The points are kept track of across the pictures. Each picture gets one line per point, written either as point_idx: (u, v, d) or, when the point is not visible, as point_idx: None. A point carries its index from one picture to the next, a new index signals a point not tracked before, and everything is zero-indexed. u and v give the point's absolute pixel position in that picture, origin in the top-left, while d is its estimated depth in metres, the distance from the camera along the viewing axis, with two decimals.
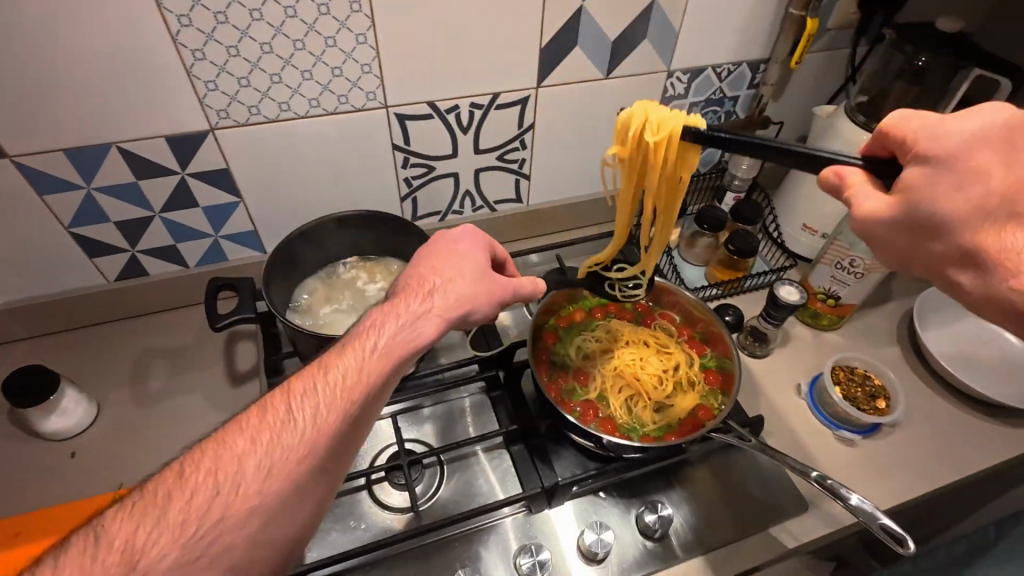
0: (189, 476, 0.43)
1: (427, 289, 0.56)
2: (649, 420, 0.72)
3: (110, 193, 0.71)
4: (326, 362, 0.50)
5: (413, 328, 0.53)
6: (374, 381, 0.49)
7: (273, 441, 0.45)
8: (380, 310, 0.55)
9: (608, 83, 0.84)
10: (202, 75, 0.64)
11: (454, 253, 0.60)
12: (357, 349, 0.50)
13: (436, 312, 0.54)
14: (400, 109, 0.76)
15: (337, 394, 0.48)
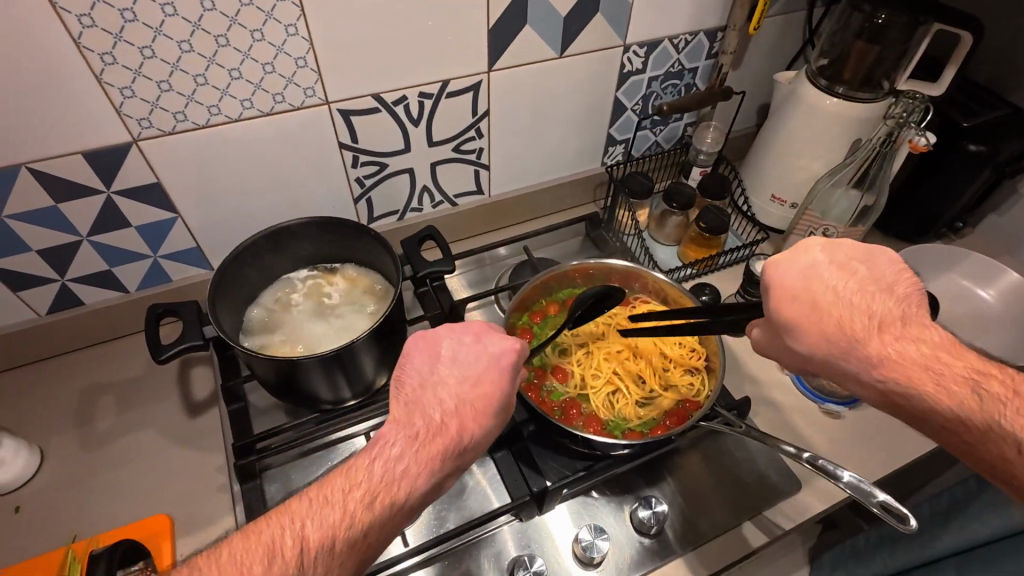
0: None
1: (451, 428, 0.49)
2: (634, 416, 0.69)
3: (29, 219, 0.64)
4: (350, 507, 0.44)
5: (436, 483, 0.48)
6: (383, 532, 0.45)
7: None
8: (387, 431, 0.49)
9: (562, 62, 0.80)
10: (115, 81, 0.58)
11: (466, 371, 0.52)
12: (386, 498, 0.45)
13: (457, 465, 0.49)
14: (344, 105, 0.70)
15: (352, 552, 0.43)
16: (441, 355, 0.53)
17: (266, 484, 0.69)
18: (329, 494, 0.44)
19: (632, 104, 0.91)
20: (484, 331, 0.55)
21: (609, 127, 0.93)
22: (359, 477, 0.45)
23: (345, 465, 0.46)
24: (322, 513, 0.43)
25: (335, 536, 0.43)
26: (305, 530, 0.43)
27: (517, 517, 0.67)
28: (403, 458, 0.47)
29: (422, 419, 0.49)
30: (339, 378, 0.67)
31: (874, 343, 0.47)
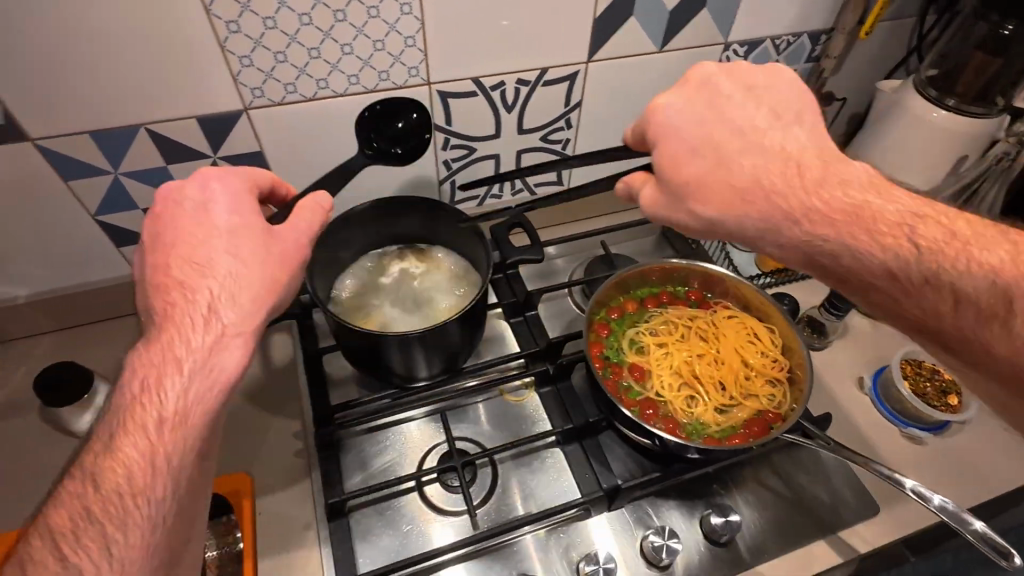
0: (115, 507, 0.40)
1: (199, 302, 0.47)
2: (714, 421, 0.67)
3: (139, 178, 0.67)
4: (152, 438, 0.43)
5: (195, 368, 0.45)
6: (196, 437, 0.44)
7: (114, 549, 0.40)
8: (154, 342, 0.46)
9: (661, 56, 0.78)
10: (236, 50, 0.59)
11: (220, 223, 0.49)
12: (188, 411, 0.44)
13: (220, 333, 0.46)
14: (444, 87, 0.70)
15: (176, 469, 0.43)
16: (170, 214, 0.50)
17: (342, 453, 0.71)
18: (119, 436, 0.42)
19: None
20: (214, 176, 0.52)
21: None
22: (131, 418, 0.43)
23: (108, 414, 0.44)
24: (119, 457, 0.42)
25: (149, 440, 0.42)
26: (100, 478, 0.41)
27: (586, 511, 0.66)
28: (140, 384, 0.44)
29: (174, 295, 0.47)
30: (422, 356, 0.69)
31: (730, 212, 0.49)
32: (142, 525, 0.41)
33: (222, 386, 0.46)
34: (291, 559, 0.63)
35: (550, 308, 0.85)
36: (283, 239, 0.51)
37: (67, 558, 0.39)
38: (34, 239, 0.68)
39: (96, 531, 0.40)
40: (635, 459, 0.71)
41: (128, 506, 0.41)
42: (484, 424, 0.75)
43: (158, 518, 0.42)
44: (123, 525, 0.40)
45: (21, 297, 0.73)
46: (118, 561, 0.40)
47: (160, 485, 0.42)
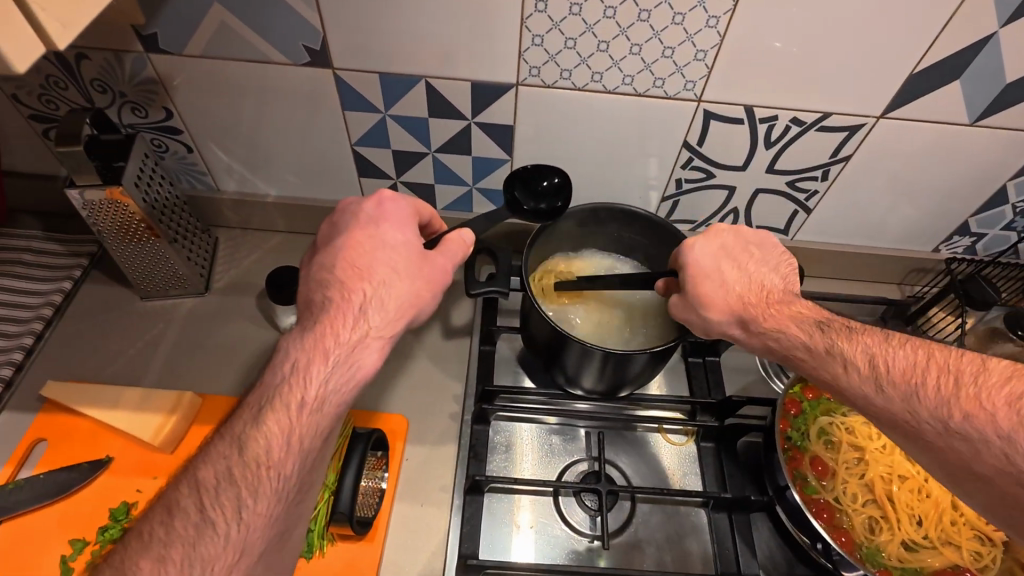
0: (246, 475, 0.42)
1: (353, 302, 0.48)
2: (897, 556, 0.59)
3: (402, 122, 0.71)
4: (294, 417, 0.44)
5: (339, 360, 0.47)
6: (327, 423, 0.47)
7: (244, 514, 0.41)
8: (302, 335, 0.48)
9: (969, 131, 0.67)
10: (534, 27, 0.60)
11: (389, 240, 0.52)
12: (325, 398, 0.46)
13: (363, 334, 0.48)
14: (713, 107, 0.66)
15: (306, 450, 0.45)
16: (347, 226, 0.53)
17: (492, 431, 0.71)
18: (265, 411, 0.44)
19: (1017, 200, 0.75)
20: (388, 197, 0.54)
21: (971, 214, 0.78)
22: (278, 398, 0.45)
23: (253, 391, 0.46)
24: (263, 430, 0.43)
25: (289, 420, 0.44)
26: (245, 444, 0.43)
27: None
28: (290, 366, 0.46)
29: (331, 293, 0.49)
30: (597, 371, 0.66)
31: (765, 307, 0.57)
32: (269, 495, 0.43)
33: (357, 383, 0.48)
34: (424, 514, 0.65)
35: (733, 360, 0.79)
36: (439, 262, 0.53)
37: (206, 511, 0.41)
38: (300, 151, 0.76)
39: (233, 493, 0.42)
40: (784, 556, 0.64)
41: (261, 475, 0.42)
42: (637, 459, 0.71)
43: (286, 489, 0.43)
44: (255, 491, 0.42)
45: (271, 196, 0.82)
46: (244, 524, 0.41)
47: (289, 462, 0.44)
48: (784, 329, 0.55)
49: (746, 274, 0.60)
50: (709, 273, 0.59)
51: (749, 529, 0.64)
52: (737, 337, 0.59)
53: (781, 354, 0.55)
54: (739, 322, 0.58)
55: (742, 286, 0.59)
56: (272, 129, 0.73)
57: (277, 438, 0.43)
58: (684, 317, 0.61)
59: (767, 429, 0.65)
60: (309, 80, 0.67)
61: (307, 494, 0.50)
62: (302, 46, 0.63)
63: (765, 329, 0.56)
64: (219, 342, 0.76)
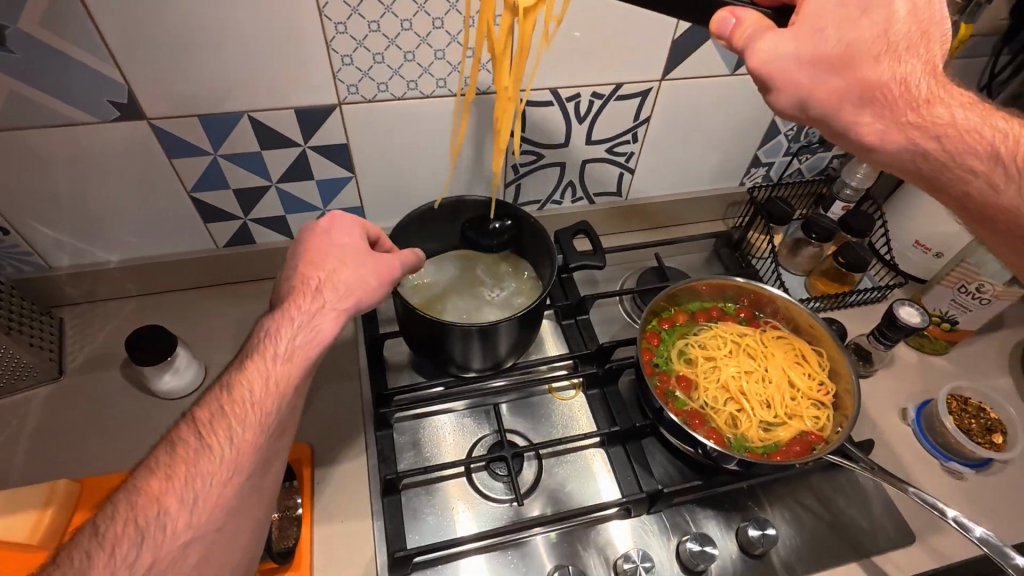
0: (232, 410, 0.48)
1: (310, 284, 0.54)
2: (758, 437, 0.69)
3: (234, 160, 0.71)
4: (270, 368, 0.50)
5: (303, 321, 0.52)
6: (303, 375, 0.52)
7: (235, 440, 0.47)
8: (272, 311, 0.54)
9: (732, 79, 0.80)
10: (340, 49, 0.64)
11: (339, 240, 0.58)
12: (295, 352, 0.51)
13: (321, 304, 0.53)
14: (523, 95, 0.74)
15: (283, 393, 0.50)
16: (304, 240, 0.58)
17: (397, 433, 0.73)
18: (247, 363, 0.50)
19: (786, 129, 0.91)
20: (339, 214, 0.60)
21: (757, 148, 0.93)
22: (258, 353, 0.51)
23: (241, 351, 0.52)
24: (247, 377, 0.49)
25: (265, 366, 0.50)
26: (233, 389, 0.49)
27: (627, 511, 0.68)
28: (265, 332, 0.52)
29: (294, 283, 0.55)
30: (479, 351, 0.71)
31: (937, 88, 0.49)
32: (255, 425, 0.48)
33: (323, 347, 0.53)
34: (346, 529, 0.66)
35: (600, 314, 0.88)
36: (386, 258, 0.59)
37: (204, 438, 0.47)
38: (133, 208, 0.73)
39: (225, 423, 0.47)
40: (676, 467, 0.73)
41: (247, 410, 0.48)
42: (533, 420, 0.77)
43: (268, 425, 0.49)
44: (241, 423, 0.48)
45: (112, 262, 0.79)
46: (236, 449, 0.47)
47: (270, 402, 0.49)
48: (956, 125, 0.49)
49: (916, 26, 0.48)
50: (859, 8, 0.48)
51: (642, 453, 0.72)
52: (860, 124, 0.51)
53: (927, 157, 0.50)
54: (876, 104, 0.50)
55: (903, 44, 0.48)
56: (96, 192, 0.70)
57: (256, 384, 0.49)
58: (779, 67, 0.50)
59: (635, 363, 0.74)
60: (126, 136, 0.65)
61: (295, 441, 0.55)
62: (108, 101, 0.62)
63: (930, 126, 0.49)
64: (88, 423, 0.72)
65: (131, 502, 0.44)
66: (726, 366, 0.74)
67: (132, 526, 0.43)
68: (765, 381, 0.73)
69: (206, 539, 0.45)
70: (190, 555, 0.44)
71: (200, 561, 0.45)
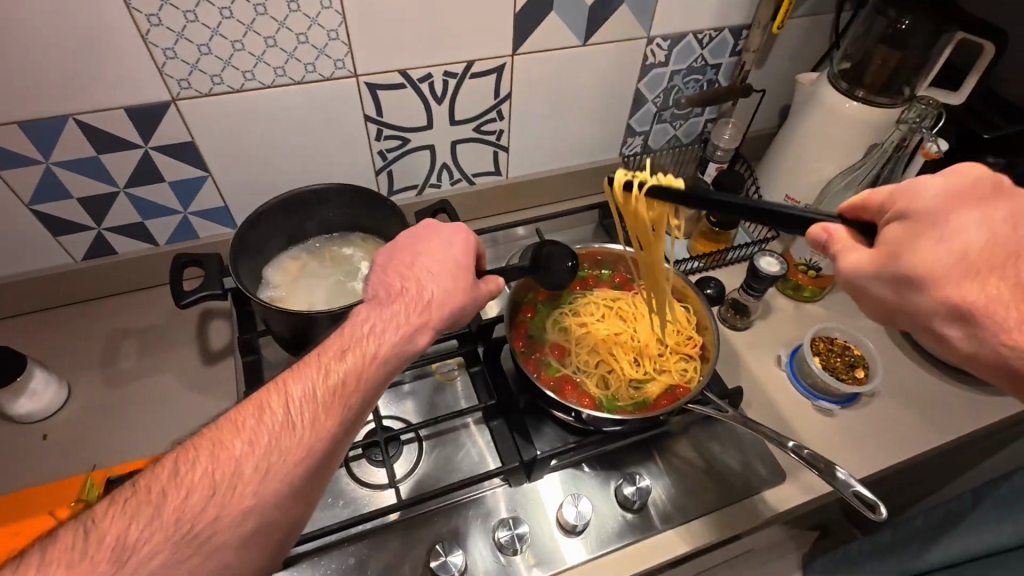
0: (316, 395, 0.46)
1: (415, 283, 0.54)
2: (627, 395, 0.71)
3: (70, 167, 0.68)
4: (365, 362, 0.48)
5: (409, 332, 0.51)
6: (389, 377, 0.50)
7: (318, 427, 0.45)
8: (377, 301, 0.53)
9: (586, 50, 0.81)
10: (159, 42, 0.62)
11: (455, 252, 0.56)
12: (389, 351, 0.50)
13: (430, 317, 0.52)
14: (371, 78, 0.73)
15: (370, 395, 0.48)
16: (422, 244, 0.57)
17: None
18: (352, 349, 0.49)
19: (653, 97, 0.92)
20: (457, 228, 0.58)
21: (629, 117, 0.94)
22: (354, 343, 0.49)
23: (339, 334, 0.50)
24: (343, 363, 0.48)
25: (365, 363, 0.48)
26: (328, 372, 0.47)
27: (507, 481, 0.69)
28: (373, 326, 0.51)
29: (409, 284, 0.54)
30: None
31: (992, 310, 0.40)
32: (340, 420, 0.46)
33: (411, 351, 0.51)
34: None
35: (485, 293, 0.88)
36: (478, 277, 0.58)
37: (290, 414, 0.45)
38: None
39: (311, 409, 0.46)
40: (559, 435, 0.73)
41: (336, 397, 0.47)
42: (416, 402, 0.77)
43: (350, 419, 0.47)
44: (326, 410, 0.46)
45: None
46: (315, 435, 0.45)
47: (359, 396, 0.47)
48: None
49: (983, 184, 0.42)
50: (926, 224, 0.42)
51: (523, 423, 0.72)
52: (941, 331, 0.43)
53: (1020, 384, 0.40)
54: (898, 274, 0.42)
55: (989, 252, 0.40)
56: None
57: (346, 373, 0.47)
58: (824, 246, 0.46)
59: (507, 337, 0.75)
60: None
61: None
62: None
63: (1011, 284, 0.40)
64: None
65: (212, 455, 0.43)
66: (597, 330, 0.76)
67: (208, 477, 0.42)
68: (635, 341, 0.75)
69: (267, 514, 0.43)
70: (246, 524, 0.42)
71: (252, 533, 0.42)
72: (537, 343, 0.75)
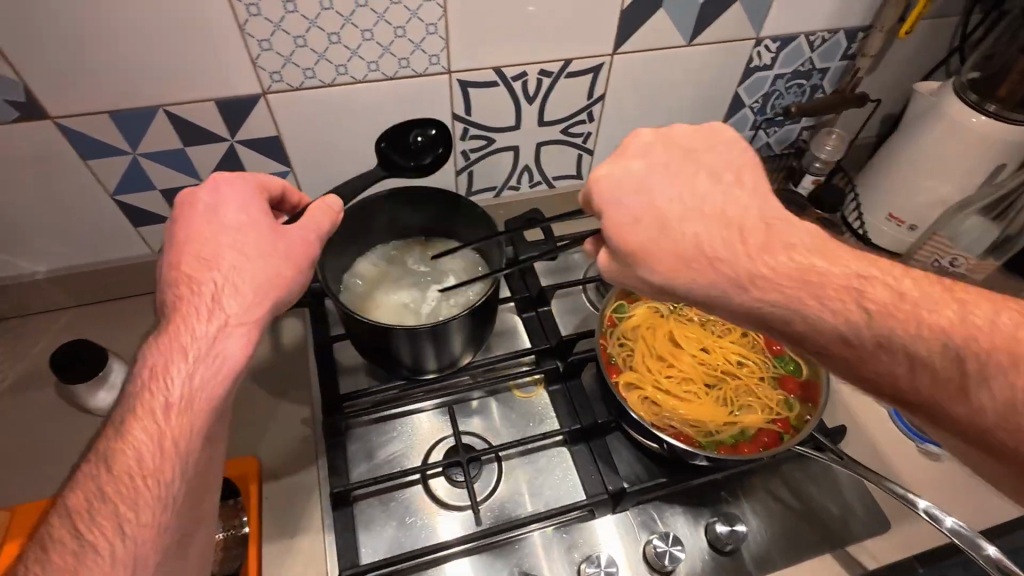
0: (119, 492, 0.42)
1: (206, 294, 0.49)
2: (721, 427, 0.66)
3: (157, 159, 0.66)
4: (161, 426, 0.44)
5: (214, 357, 0.47)
6: (203, 421, 0.46)
7: (126, 528, 0.42)
8: (160, 334, 0.48)
9: (689, 51, 0.76)
10: (255, 33, 0.58)
11: (231, 222, 0.52)
12: (192, 395, 0.46)
13: (221, 323, 0.48)
14: (465, 76, 0.69)
15: (184, 452, 0.45)
16: (184, 215, 0.52)
17: (350, 442, 0.72)
18: (131, 420, 0.44)
19: (751, 102, 0.86)
20: (224, 180, 0.54)
21: (722, 123, 0.88)
22: (140, 407, 0.45)
23: (119, 405, 0.46)
24: (129, 441, 0.43)
25: (161, 438, 0.44)
26: (111, 461, 0.43)
27: (591, 512, 0.65)
28: (150, 370, 0.46)
29: (180, 290, 0.49)
30: (433, 352, 0.68)
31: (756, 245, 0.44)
32: (152, 507, 0.43)
33: (226, 374, 0.48)
34: (297, 544, 0.64)
35: (563, 304, 0.84)
36: (293, 234, 0.54)
37: (83, 533, 0.41)
38: (52, 216, 0.69)
39: (111, 509, 0.42)
40: (643, 463, 0.70)
41: (139, 484, 0.42)
42: (493, 416, 0.75)
43: (167, 498, 0.43)
44: (133, 504, 0.42)
45: (39, 273, 0.74)
46: (129, 537, 0.42)
47: (168, 468, 0.44)
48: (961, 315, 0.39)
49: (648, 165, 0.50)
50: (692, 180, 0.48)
51: (607, 449, 0.69)
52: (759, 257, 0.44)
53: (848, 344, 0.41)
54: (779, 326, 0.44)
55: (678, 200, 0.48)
56: (9, 201, 0.66)
57: (149, 453, 0.43)
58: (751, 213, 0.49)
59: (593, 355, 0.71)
60: (32, 138, 0.61)
61: (205, 499, 0.51)
62: (4, 102, 0.57)
63: (963, 326, 0.38)
64: (21, 446, 0.68)
65: None
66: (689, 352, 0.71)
67: None
68: (729, 368, 0.70)
69: None
70: None
71: None
72: (624, 361, 0.70)
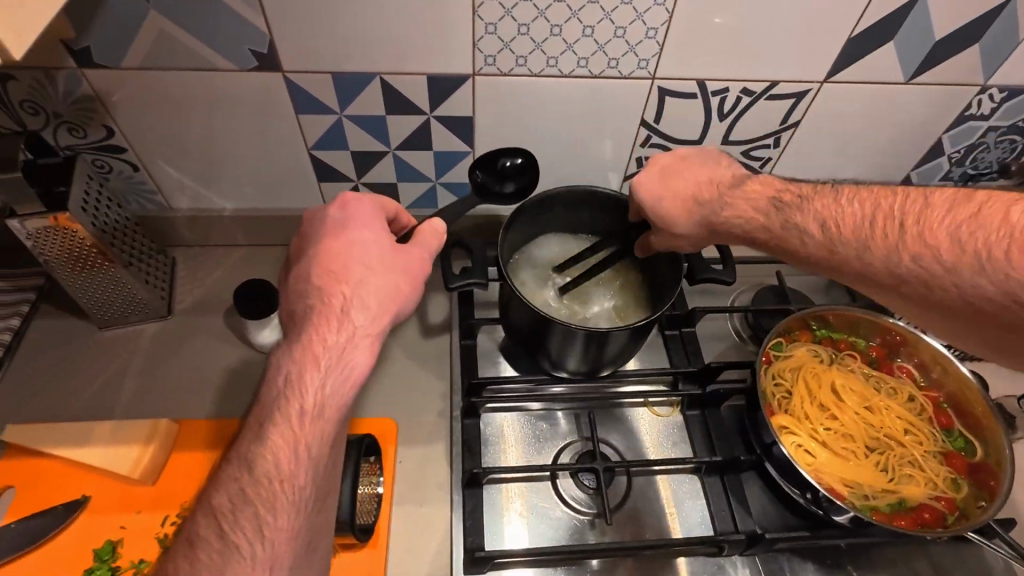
0: (260, 495, 0.43)
1: (335, 306, 0.48)
2: (882, 494, 0.62)
3: (358, 122, 0.69)
4: (296, 430, 0.45)
5: (341, 370, 0.47)
6: (332, 427, 0.47)
7: (265, 530, 0.43)
8: (291, 344, 0.48)
9: (905, 89, 0.71)
10: (486, 16, 0.60)
11: (359, 239, 0.51)
12: (324, 403, 0.46)
13: (350, 335, 0.47)
14: (667, 83, 0.68)
15: (315, 457, 0.45)
16: (316, 232, 0.53)
17: (483, 424, 0.71)
18: (268, 427, 0.45)
19: (951, 151, 0.80)
20: (351, 199, 0.54)
21: (912, 168, 0.82)
22: (277, 413, 0.45)
23: (254, 411, 0.47)
24: (269, 447, 0.44)
25: (297, 445, 0.45)
26: (253, 464, 0.44)
27: (719, 550, 0.63)
28: (285, 379, 0.46)
29: (311, 302, 0.48)
30: (585, 354, 0.67)
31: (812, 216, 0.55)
32: (288, 512, 0.44)
33: (355, 383, 0.48)
34: (424, 514, 0.65)
35: (706, 329, 0.81)
36: (415, 255, 0.53)
37: (228, 534, 0.42)
38: (253, 160, 0.73)
39: (251, 512, 0.43)
40: (778, 511, 0.67)
41: (278, 488, 0.43)
42: (626, 431, 0.72)
43: (301, 501, 0.44)
44: (272, 507, 0.43)
45: (226, 210, 0.80)
46: (268, 539, 0.43)
47: (301, 473, 0.45)
48: (994, 244, 0.42)
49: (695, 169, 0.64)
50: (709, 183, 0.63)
51: (740, 487, 0.67)
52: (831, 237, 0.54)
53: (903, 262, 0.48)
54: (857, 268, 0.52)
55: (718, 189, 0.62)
56: (222, 140, 0.71)
57: (283, 463, 0.44)
58: (703, 199, 0.61)
59: (748, 392, 0.67)
60: (260, 86, 0.65)
61: (325, 504, 0.51)
62: (248, 50, 0.61)
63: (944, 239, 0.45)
64: (189, 364, 0.74)
65: None
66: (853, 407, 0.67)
67: None
68: (896, 432, 0.66)
69: None
70: None
71: None
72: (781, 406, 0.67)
